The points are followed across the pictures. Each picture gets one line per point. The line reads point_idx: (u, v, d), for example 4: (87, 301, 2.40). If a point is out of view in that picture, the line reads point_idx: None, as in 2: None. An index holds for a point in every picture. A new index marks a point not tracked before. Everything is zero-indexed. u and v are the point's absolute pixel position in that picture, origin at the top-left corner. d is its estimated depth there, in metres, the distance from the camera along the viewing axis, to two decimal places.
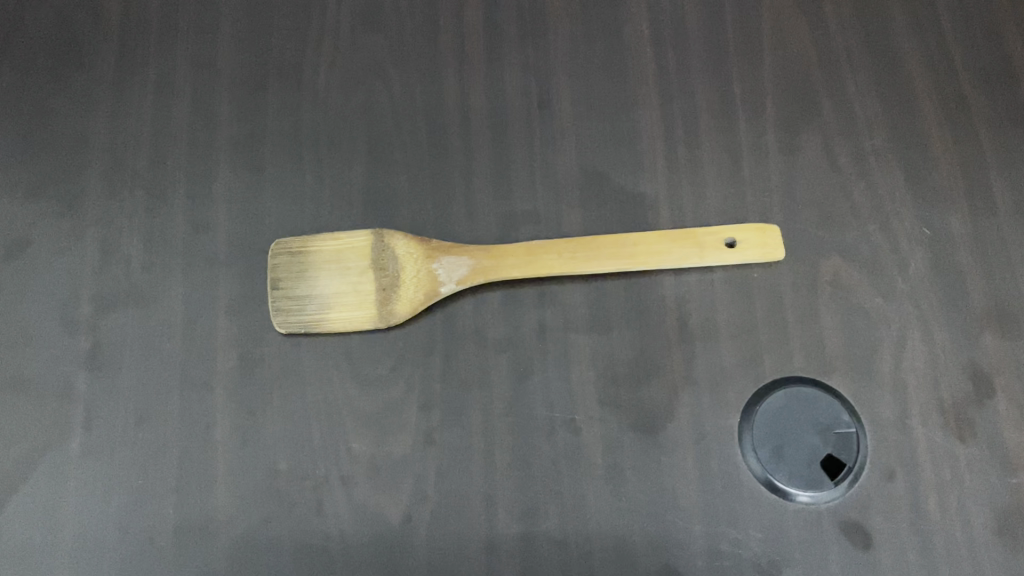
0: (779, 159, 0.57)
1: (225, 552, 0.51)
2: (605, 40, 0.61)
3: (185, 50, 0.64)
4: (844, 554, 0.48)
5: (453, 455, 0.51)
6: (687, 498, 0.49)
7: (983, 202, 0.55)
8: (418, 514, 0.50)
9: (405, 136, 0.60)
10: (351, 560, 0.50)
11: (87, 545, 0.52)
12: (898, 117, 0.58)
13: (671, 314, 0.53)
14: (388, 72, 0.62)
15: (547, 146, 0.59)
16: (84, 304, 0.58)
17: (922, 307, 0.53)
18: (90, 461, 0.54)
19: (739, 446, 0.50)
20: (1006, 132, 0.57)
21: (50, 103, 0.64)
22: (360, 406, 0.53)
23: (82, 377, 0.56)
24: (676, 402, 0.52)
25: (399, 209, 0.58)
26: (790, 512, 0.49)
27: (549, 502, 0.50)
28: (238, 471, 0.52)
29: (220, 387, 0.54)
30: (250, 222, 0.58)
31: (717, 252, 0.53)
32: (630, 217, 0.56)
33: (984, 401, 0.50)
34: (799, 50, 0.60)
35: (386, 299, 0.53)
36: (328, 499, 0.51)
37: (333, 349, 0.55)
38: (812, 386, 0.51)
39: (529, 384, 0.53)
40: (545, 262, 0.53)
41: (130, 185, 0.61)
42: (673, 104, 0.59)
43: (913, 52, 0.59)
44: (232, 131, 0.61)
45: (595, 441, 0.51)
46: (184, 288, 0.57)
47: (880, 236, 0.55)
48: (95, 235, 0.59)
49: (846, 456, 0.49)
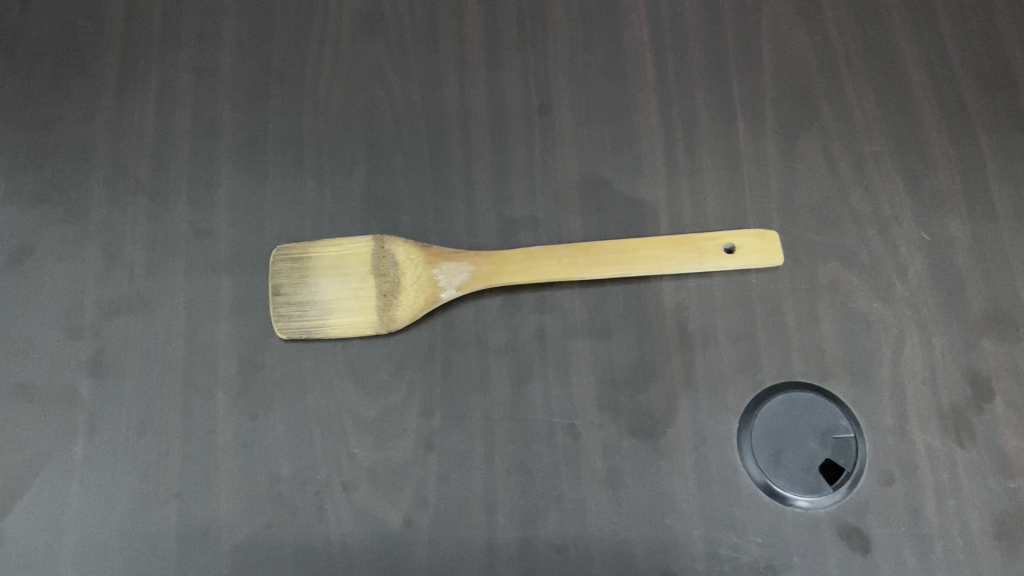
0: (778, 163, 0.57)
1: (228, 555, 0.51)
2: (604, 45, 0.62)
3: (187, 57, 0.65)
4: (843, 558, 0.48)
5: (453, 460, 0.52)
6: (686, 503, 0.50)
7: (982, 207, 0.55)
8: (418, 519, 0.51)
9: (406, 142, 0.60)
10: (352, 564, 0.50)
11: (90, 549, 0.52)
12: (898, 121, 0.58)
13: (670, 319, 0.54)
14: (388, 77, 0.62)
15: (547, 152, 0.59)
16: (88, 309, 0.58)
17: (921, 312, 0.53)
18: (93, 466, 0.54)
19: (738, 450, 0.50)
20: (1007, 137, 0.57)
21: (53, 111, 0.64)
22: (361, 411, 0.53)
23: (86, 382, 0.56)
24: (675, 406, 0.52)
25: (400, 214, 0.58)
26: (789, 516, 0.49)
27: (548, 507, 0.50)
28: (241, 475, 0.53)
29: (223, 392, 0.55)
30: (252, 228, 0.59)
31: (716, 257, 0.53)
32: (629, 221, 0.56)
33: (983, 405, 0.50)
34: (799, 55, 0.60)
35: (387, 305, 0.54)
36: (329, 503, 0.52)
37: (335, 354, 0.55)
38: (811, 391, 0.51)
39: (529, 389, 0.53)
40: (544, 268, 0.53)
41: (133, 191, 0.61)
42: (673, 109, 0.59)
43: (912, 56, 0.60)
44: (234, 137, 0.62)
45: (595, 445, 0.51)
46: (187, 294, 0.58)
47: (879, 241, 0.55)
48: (99, 242, 0.60)
49: (845, 461, 0.49)
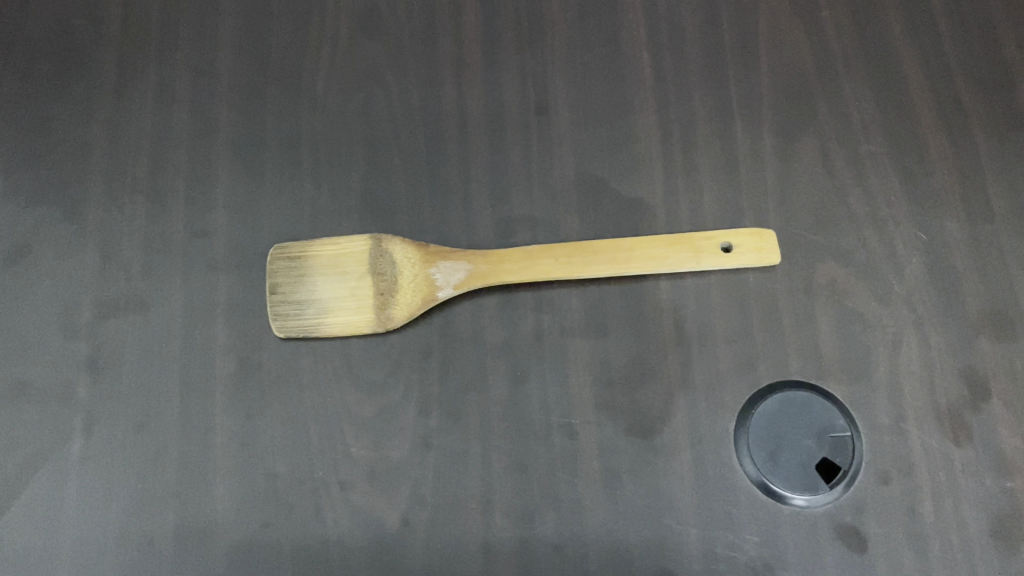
0: (775, 163, 0.57)
1: (225, 555, 0.51)
2: (602, 46, 0.62)
3: (185, 57, 0.65)
4: (840, 557, 0.48)
5: (450, 459, 0.52)
6: (683, 502, 0.50)
7: (979, 207, 0.55)
8: (415, 518, 0.51)
9: (403, 142, 0.60)
10: (349, 564, 0.50)
11: (87, 548, 0.52)
12: (895, 121, 0.58)
13: (667, 318, 0.54)
14: (387, 77, 0.62)
15: (545, 152, 0.59)
16: (86, 309, 0.58)
17: (918, 311, 0.53)
18: (90, 465, 0.54)
19: (735, 449, 0.50)
20: (1003, 137, 0.57)
21: (51, 110, 0.64)
22: (358, 410, 0.53)
23: (83, 381, 0.56)
24: (672, 405, 0.52)
25: (397, 214, 0.58)
26: (785, 515, 0.49)
27: (545, 506, 0.50)
28: (238, 475, 0.53)
29: (220, 391, 0.55)
30: (249, 227, 0.59)
31: (713, 257, 0.53)
32: (626, 221, 0.56)
33: (980, 405, 0.50)
34: (796, 55, 0.60)
35: (384, 304, 0.54)
36: (326, 502, 0.52)
37: (331, 353, 0.55)
38: (808, 390, 0.51)
39: (526, 388, 0.53)
40: (541, 267, 0.53)
41: (131, 191, 0.61)
42: (670, 109, 0.59)
43: (909, 57, 0.60)
44: (232, 137, 0.62)
45: (592, 444, 0.51)
46: (184, 293, 0.58)
47: (876, 240, 0.55)
48: (96, 241, 0.60)
49: (841, 460, 0.50)
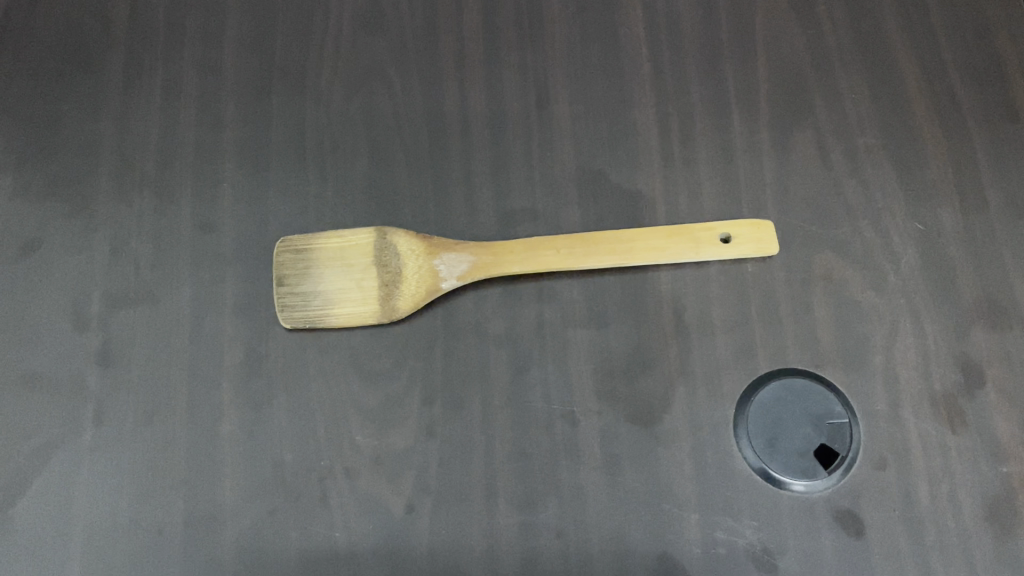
0: (772, 155, 0.58)
1: (233, 542, 0.52)
2: (602, 41, 0.63)
3: (190, 55, 0.66)
4: (838, 541, 0.49)
5: (454, 446, 0.53)
6: (682, 488, 0.51)
7: (972, 197, 0.56)
8: (419, 504, 0.52)
9: (407, 137, 0.61)
10: (356, 550, 0.51)
11: (98, 537, 0.53)
12: (890, 113, 0.59)
13: (667, 308, 0.55)
14: (389, 73, 0.63)
15: (546, 145, 0.60)
16: (95, 302, 0.59)
17: (913, 300, 0.54)
18: (102, 455, 0.55)
19: (735, 436, 0.51)
20: (998, 128, 0.58)
21: (61, 107, 0.65)
22: (364, 400, 0.54)
23: (94, 372, 0.57)
24: (671, 393, 0.53)
25: (401, 207, 0.59)
26: (784, 500, 0.50)
27: (548, 492, 0.51)
28: (245, 463, 0.54)
29: (227, 382, 0.56)
30: (256, 220, 0.60)
31: (712, 247, 0.54)
32: (627, 213, 0.57)
33: (975, 391, 0.51)
34: (793, 49, 0.61)
35: (388, 294, 0.55)
36: (332, 490, 0.52)
37: (337, 344, 0.56)
38: (806, 378, 0.52)
39: (528, 377, 0.54)
40: (543, 259, 0.54)
41: (140, 185, 0.62)
42: (668, 103, 0.60)
43: (904, 49, 0.61)
44: (238, 132, 0.63)
45: (593, 432, 0.52)
46: (192, 287, 0.59)
47: (872, 231, 0.56)
48: (105, 236, 0.61)
49: (839, 446, 0.50)
